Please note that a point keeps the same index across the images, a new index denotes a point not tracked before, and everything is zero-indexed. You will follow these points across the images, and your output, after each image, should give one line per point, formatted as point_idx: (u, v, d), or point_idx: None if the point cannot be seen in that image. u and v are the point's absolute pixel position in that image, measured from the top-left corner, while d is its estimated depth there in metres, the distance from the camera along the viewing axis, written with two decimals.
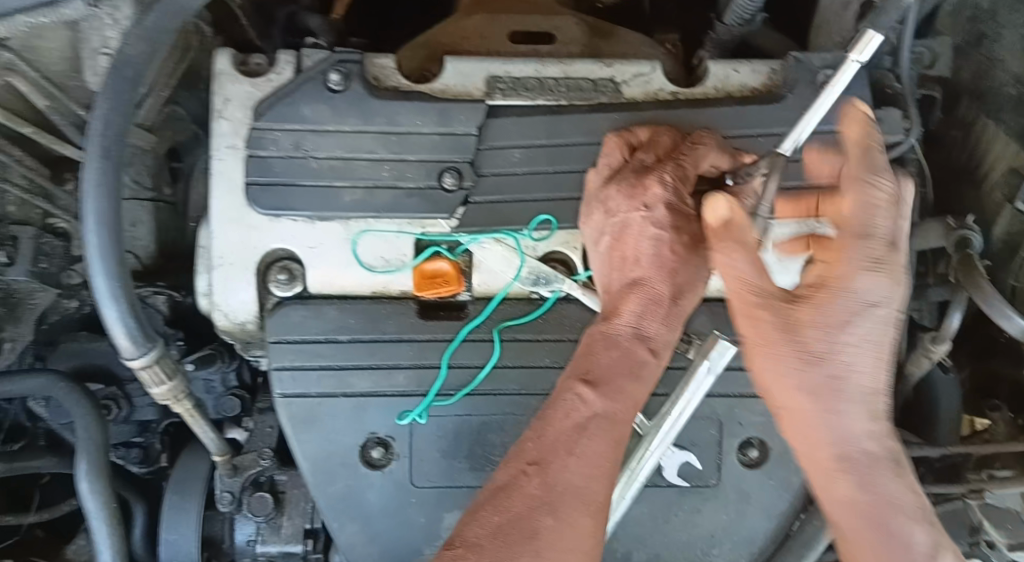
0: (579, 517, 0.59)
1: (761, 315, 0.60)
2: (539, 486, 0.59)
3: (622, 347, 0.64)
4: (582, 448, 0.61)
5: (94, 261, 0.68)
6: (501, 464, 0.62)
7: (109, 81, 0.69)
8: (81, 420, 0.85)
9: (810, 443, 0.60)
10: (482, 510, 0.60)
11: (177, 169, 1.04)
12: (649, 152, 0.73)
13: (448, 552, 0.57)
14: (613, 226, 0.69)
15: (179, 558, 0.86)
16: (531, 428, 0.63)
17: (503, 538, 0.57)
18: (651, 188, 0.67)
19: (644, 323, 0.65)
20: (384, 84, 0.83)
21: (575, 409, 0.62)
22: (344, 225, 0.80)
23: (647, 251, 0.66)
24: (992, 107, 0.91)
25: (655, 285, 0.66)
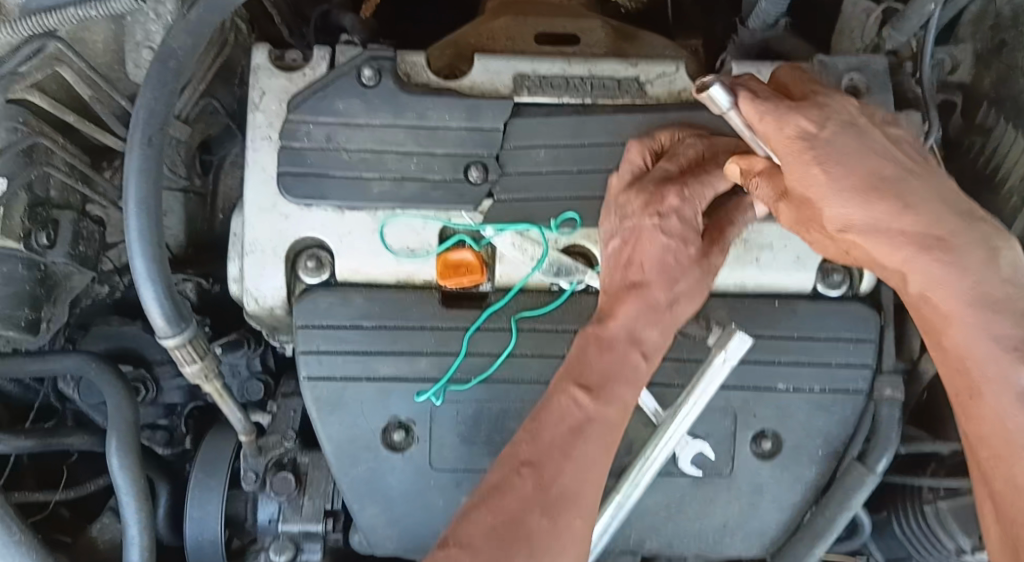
0: (571, 519, 0.59)
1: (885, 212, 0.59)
2: (534, 487, 0.59)
3: (615, 353, 0.66)
4: (580, 452, 0.62)
5: (133, 244, 0.71)
6: (495, 465, 0.62)
7: (154, 71, 0.72)
8: (112, 399, 0.88)
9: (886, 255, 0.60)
10: (476, 510, 0.59)
11: (209, 162, 1.07)
12: (672, 162, 0.74)
13: (443, 552, 0.57)
14: (625, 231, 0.71)
15: (205, 535, 0.89)
16: (525, 430, 0.63)
17: (498, 539, 0.57)
18: (668, 198, 0.69)
19: (640, 329, 0.67)
20: (414, 80, 0.86)
21: (569, 411, 0.63)
22: (372, 214, 0.83)
23: (651, 259, 0.68)
24: (1011, 113, 0.91)
25: (653, 293, 0.68)
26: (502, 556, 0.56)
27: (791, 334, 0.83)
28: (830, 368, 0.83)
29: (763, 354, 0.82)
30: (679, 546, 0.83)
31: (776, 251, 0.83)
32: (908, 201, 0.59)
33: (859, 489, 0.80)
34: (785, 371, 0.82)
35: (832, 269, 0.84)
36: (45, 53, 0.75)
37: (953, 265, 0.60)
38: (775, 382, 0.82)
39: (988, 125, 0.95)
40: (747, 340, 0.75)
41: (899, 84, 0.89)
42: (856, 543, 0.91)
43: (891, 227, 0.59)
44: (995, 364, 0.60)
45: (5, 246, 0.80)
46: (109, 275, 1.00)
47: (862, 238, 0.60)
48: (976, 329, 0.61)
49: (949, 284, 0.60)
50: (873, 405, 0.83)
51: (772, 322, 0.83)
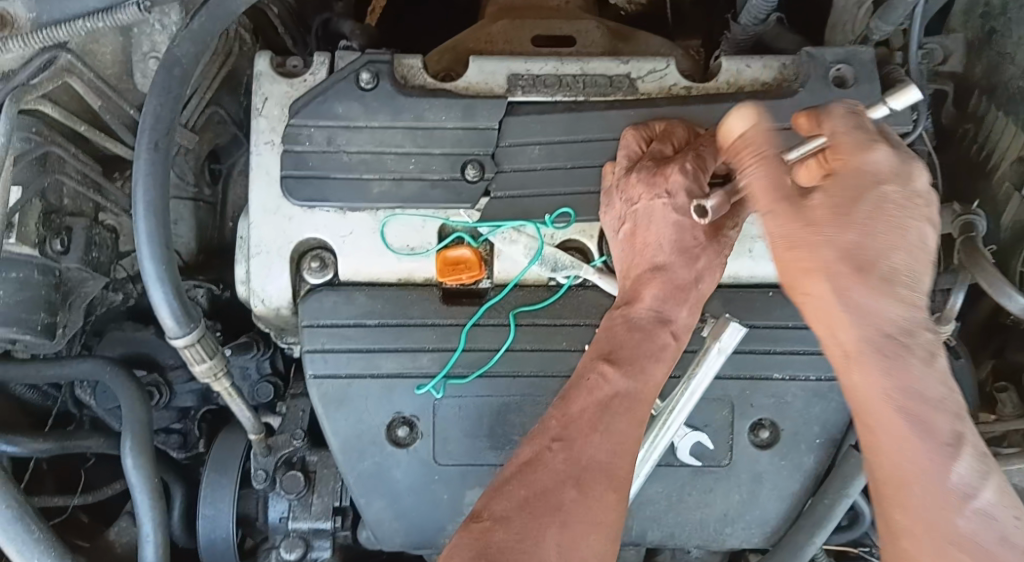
0: (604, 491, 0.60)
1: (816, 215, 0.55)
2: (565, 461, 0.60)
3: (643, 331, 0.68)
4: (607, 425, 0.63)
5: (142, 246, 0.73)
6: (525, 442, 0.63)
7: (159, 80, 0.75)
8: (126, 400, 0.90)
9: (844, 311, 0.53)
10: (509, 483, 0.60)
11: (217, 170, 1.10)
12: (667, 142, 0.75)
13: (475, 525, 0.57)
14: (634, 214, 0.72)
15: (217, 532, 0.91)
16: (554, 408, 0.65)
17: (531, 510, 0.57)
18: (672, 175, 0.70)
19: (666, 309, 0.69)
20: (411, 82, 0.88)
21: (598, 387, 0.64)
22: (373, 215, 0.85)
23: (669, 238, 0.70)
24: (1003, 100, 0.92)
25: (677, 271, 0.69)
26: (533, 527, 0.56)
27: (787, 323, 0.84)
28: (827, 356, 0.84)
29: (759, 344, 0.83)
30: (681, 536, 0.84)
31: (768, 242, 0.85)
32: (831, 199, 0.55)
33: (858, 475, 0.81)
34: (782, 359, 0.83)
35: None
36: (56, 64, 0.78)
37: (898, 311, 0.52)
38: (772, 371, 0.83)
39: (981, 113, 0.96)
40: (742, 330, 0.77)
41: (888, 75, 0.91)
42: (856, 532, 0.90)
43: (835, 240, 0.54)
44: (878, 393, 0.52)
45: (20, 251, 0.83)
46: (123, 282, 1.02)
47: (800, 248, 0.55)
48: (874, 370, 0.52)
49: (867, 322, 0.52)
50: None
51: (767, 312, 0.84)
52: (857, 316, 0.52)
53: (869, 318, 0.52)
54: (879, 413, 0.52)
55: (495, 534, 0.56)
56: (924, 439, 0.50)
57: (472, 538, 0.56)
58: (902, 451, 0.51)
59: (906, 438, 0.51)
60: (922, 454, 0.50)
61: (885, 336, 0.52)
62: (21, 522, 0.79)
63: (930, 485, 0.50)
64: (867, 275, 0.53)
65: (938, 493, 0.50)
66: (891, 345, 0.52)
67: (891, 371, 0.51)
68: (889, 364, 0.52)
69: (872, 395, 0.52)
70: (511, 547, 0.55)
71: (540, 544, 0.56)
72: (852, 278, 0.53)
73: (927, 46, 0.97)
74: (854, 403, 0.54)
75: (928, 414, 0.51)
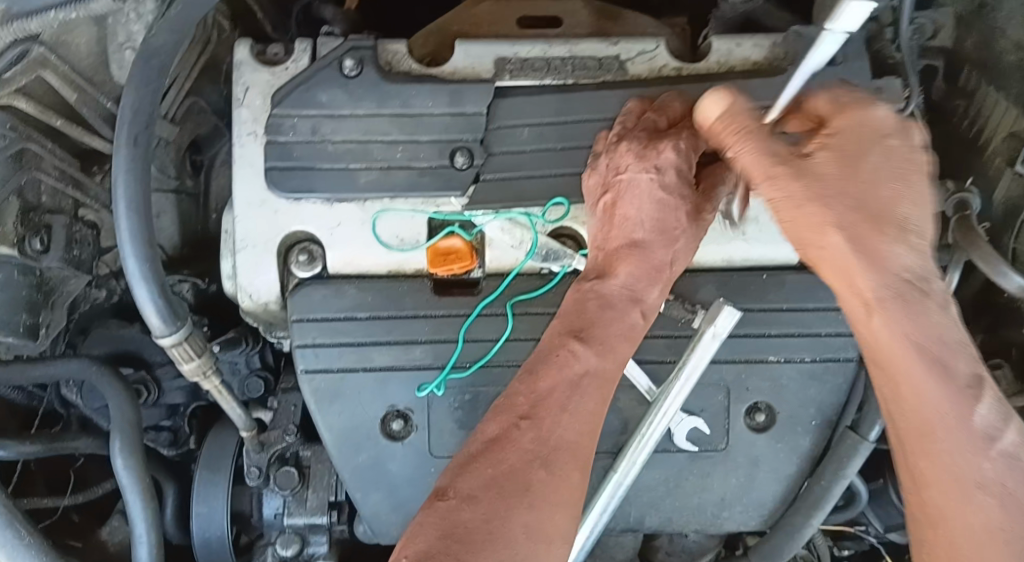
0: (570, 467, 0.60)
1: (808, 218, 0.57)
2: (533, 440, 0.59)
3: (615, 309, 0.67)
4: (576, 405, 0.62)
5: (126, 245, 0.72)
6: (491, 417, 0.62)
7: (135, 72, 0.73)
8: (114, 401, 0.89)
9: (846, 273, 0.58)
10: (475, 462, 0.59)
11: (198, 162, 1.07)
12: (662, 115, 0.74)
13: (440, 503, 0.58)
14: (618, 184, 0.70)
15: (212, 531, 0.90)
16: (520, 383, 0.63)
17: (497, 489, 0.57)
18: (664, 151, 0.69)
19: (639, 288, 0.68)
20: (396, 68, 0.86)
21: (568, 366, 0.63)
22: (362, 207, 0.83)
23: (652, 215, 0.68)
24: (994, 75, 0.91)
25: (654, 250, 0.68)
26: (502, 508, 0.56)
27: (782, 305, 0.83)
28: (822, 337, 0.83)
29: (755, 327, 0.83)
30: (679, 521, 0.84)
31: (763, 224, 0.84)
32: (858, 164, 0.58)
33: (852, 458, 0.81)
34: (778, 342, 0.83)
35: None
36: (28, 57, 0.75)
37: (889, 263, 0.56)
38: (769, 354, 0.83)
39: (972, 88, 0.95)
40: (737, 314, 0.76)
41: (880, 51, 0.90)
42: (854, 513, 0.90)
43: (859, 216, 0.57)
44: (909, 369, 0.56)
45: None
46: (106, 279, 1.00)
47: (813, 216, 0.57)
48: (897, 315, 0.56)
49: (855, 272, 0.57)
50: (867, 373, 0.83)
51: (762, 294, 0.83)
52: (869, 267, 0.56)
53: (884, 267, 0.56)
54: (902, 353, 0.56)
55: (463, 514, 0.56)
56: (951, 386, 0.56)
57: (439, 518, 0.56)
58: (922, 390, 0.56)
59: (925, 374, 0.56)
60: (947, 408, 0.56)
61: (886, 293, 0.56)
62: (11, 529, 0.77)
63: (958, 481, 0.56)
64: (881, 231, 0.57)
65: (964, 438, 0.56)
66: (903, 292, 0.56)
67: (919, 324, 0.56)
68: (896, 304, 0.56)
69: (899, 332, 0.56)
70: (478, 528, 0.55)
71: (508, 524, 0.56)
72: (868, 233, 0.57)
73: (918, 21, 0.96)
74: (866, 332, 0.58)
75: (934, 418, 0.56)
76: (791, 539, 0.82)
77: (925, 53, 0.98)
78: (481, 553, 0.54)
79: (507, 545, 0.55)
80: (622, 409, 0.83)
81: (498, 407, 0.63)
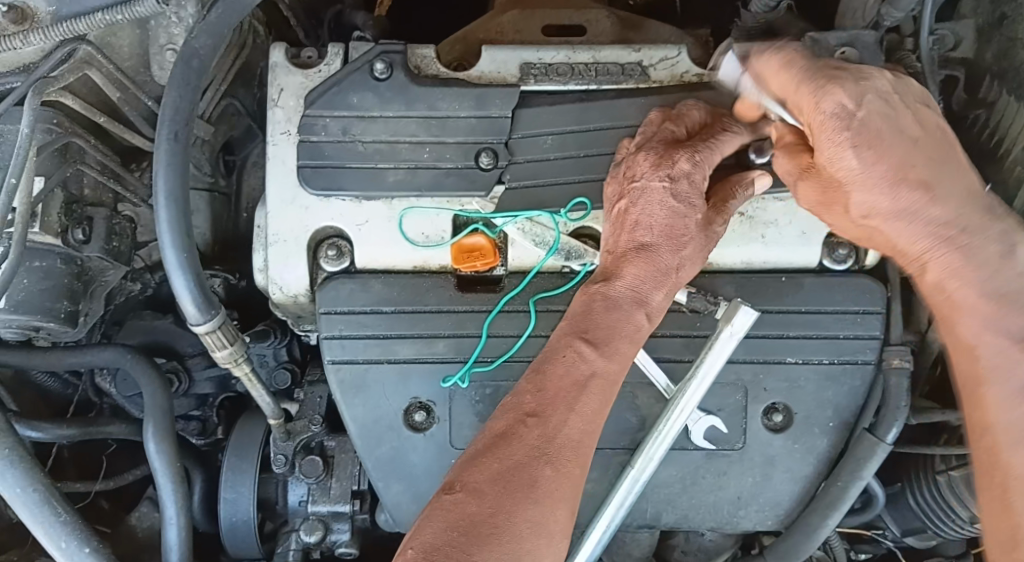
0: (572, 466, 0.62)
1: (872, 199, 0.66)
2: (539, 437, 0.62)
3: (621, 311, 0.69)
4: (581, 405, 0.64)
5: (164, 235, 0.75)
6: (499, 413, 0.65)
7: (177, 71, 0.76)
8: (148, 388, 0.92)
9: (898, 237, 0.68)
10: (483, 457, 0.62)
11: (232, 162, 1.11)
12: (678, 125, 0.77)
13: (449, 496, 0.60)
14: (632, 190, 0.73)
15: (239, 516, 0.93)
16: (529, 381, 0.66)
17: (504, 485, 0.60)
18: (678, 161, 0.71)
19: (645, 290, 0.70)
20: (425, 72, 0.89)
21: (574, 366, 0.65)
22: (389, 205, 0.86)
23: (661, 220, 0.71)
24: (1013, 85, 0.92)
25: (661, 254, 0.70)
26: (506, 501, 0.59)
27: (799, 309, 0.84)
28: (838, 340, 0.84)
29: (771, 329, 0.84)
30: (694, 518, 0.85)
31: (781, 228, 0.85)
32: (880, 139, 0.63)
33: (870, 459, 0.81)
34: (794, 344, 0.84)
35: (837, 244, 0.86)
36: (75, 56, 0.80)
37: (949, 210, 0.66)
38: (785, 355, 0.84)
39: (992, 98, 0.96)
40: (753, 314, 0.77)
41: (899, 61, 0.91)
42: (868, 516, 0.91)
43: (890, 180, 0.64)
44: (980, 309, 0.66)
45: (44, 241, 0.85)
46: (140, 272, 1.04)
47: (857, 195, 0.66)
48: (945, 259, 0.67)
49: (903, 226, 0.67)
50: (882, 376, 0.84)
51: (780, 297, 0.85)
52: (904, 223, 0.67)
53: (926, 214, 0.66)
54: (965, 305, 0.67)
55: (469, 507, 0.59)
56: (1003, 332, 0.65)
57: (448, 511, 0.59)
58: (980, 337, 0.66)
59: (982, 326, 0.66)
60: (1008, 345, 0.65)
61: (950, 229, 0.66)
62: (48, 506, 0.80)
63: (1005, 430, 0.63)
64: (919, 190, 0.65)
65: (1014, 388, 0.64)
66: (951, 242, 0.67)
67: (971, 259, 0.67)
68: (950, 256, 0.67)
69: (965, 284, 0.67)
70: (484, 521, 0.58)
71: (512, 519, 0.58)
72: (915, 198, 0.65)
73: (939, 32, 0.98)
74: (944, 299, 0.69)
75: (996, 370, 0.65)
76: (808, 540, 0.82)
77: (945, 63, 0.98)
78: (484, 546, 0.56)
79: (510, 538, 0.57)
80: (639, 406, 0.85)
81: (505, 405, 0.65)
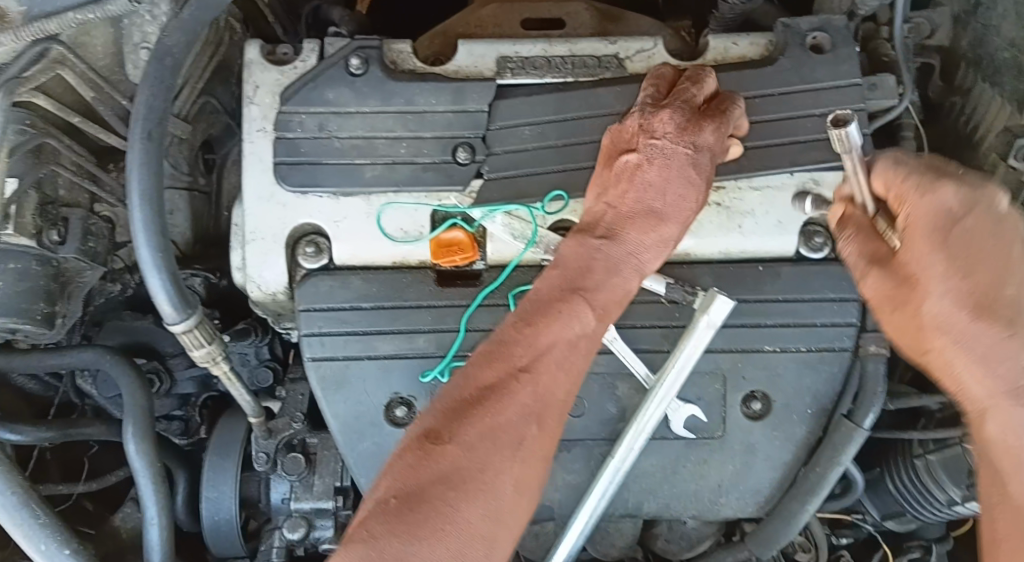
0: (552, 425, 0.63)
1: (928, 275, 0.60)
2: (530, 395, 0.62)
3: (619, 276, 0.69)
4: (569, 365, 0.65)
5: (139, 234, 0.74)
6: (485, 363, 0.63)
7: (150, 70, 0.76)
8: (127, 389, 0.92)
9: (939, 352, 0.62)
10: (471, 410, 0.61)
11: (211, 160, 1.11)
12: (698, 86, 0.74)
13: (437, 448, 0.59)
14: (651, 148, 0.71)
15: (221, 515, 0.93)
16: (519, 333, 0.64)
17: (493, 441, 0.59)
18: (705, 133, 0.72)
19: (648, 260, 0.70)
20: (401, 67, 0.89)
21: (570, 325, 0.64)
22: (367, 200, 0.86)
23: (676, 190, 0.71)
24: (987, 72, 0.93)
25: (669, 224, 0.71)
26: (495, 458, 0.59)
27: (776, 297, 0.85)
28: (816, 327, 0.85)
29: (749, 318, 0.85)
30: (676, 507, 0.86)
31: (758, 218, 0.86)
32: (946, 235, 0.59)
33: (849, 444, 0.81)
34: (771, 333, 0.85)
35: (814, 232, 0.86)
36: (47, 55, 0.80)
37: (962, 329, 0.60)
38: (763, 344, 0.85)
39: (968, 86, 0.97)
40: (729, 303, 0.78)
41: (875, 50, 0.95)
42: (848, 501, 0.91)
43: (955, 278, 0.59)
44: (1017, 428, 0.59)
45: (18, 243, 0.84)
46: (120, 273, 1.03)
47: (930, 294, 0.60)
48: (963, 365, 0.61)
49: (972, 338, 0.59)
50: (859, 363, 0.85)
51: (757, 286, 0.85)
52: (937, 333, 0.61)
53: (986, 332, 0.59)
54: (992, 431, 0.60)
55: (458, 461, 0.58)
56: None
57: (436, 462, 0.58)
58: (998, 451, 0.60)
59: None
60: None
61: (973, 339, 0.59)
62: (27, 508, 0.80)
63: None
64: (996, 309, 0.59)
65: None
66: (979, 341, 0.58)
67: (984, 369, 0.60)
68: (989, 337, 0.59)
69: (969, 385, 0.61)
70: (473, 477, 0.58)
71: (500, 474, 0.59)
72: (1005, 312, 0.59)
73: (915, 21, 0.99)
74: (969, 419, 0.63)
75: None
76: (789, 525, 0.83)
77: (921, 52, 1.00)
78: (473, 501, 0.57)
79: (497, 494, 0.58)
80: (619, 396, 0.86)
81: (488, 352, 0.64)
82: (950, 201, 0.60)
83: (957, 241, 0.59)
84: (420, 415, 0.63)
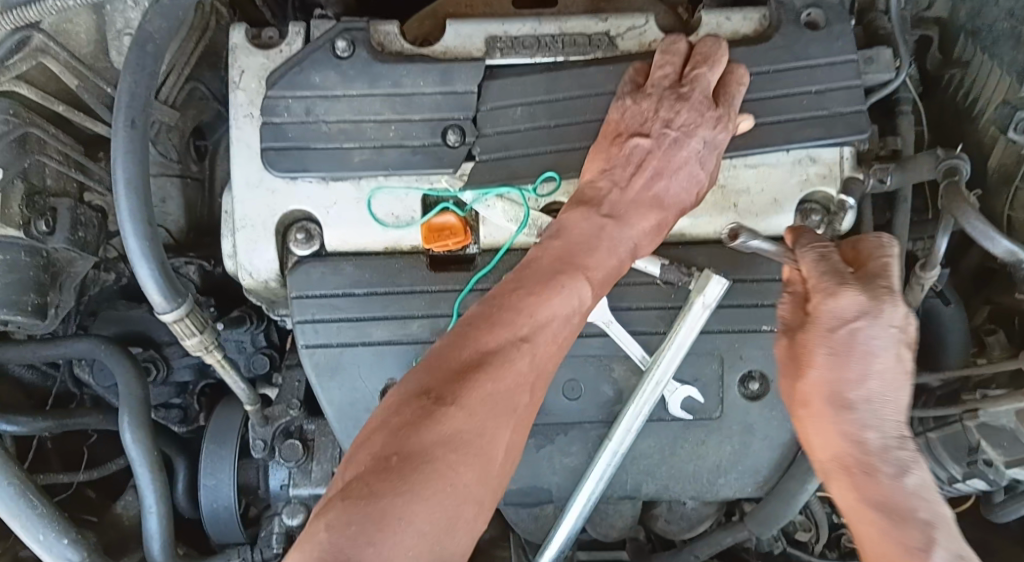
0: (540, 396, 0.61)
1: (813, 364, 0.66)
2: (529, 364, 0.59)
3: (618, 256, 0.67)
4: (564, 339, 0.63)
5: (126, 224, 0.74)
6: (488, 327, 0.59)
7: (132, 57, 0.75)
8: (122, 378, 0.91)
9: (812, 431, 0.67)
10: (474, 374, 0.56)
11: (202, 147, 1.10)
12: (714, 73, 0.74)
13: (439, 410, 0.54)
14: (665, 139, 0.73)
15: (220, 502, 0.93)
16: (523, 301, 0.60)
17: (492, 407, 0.56)
18: (718, 131, 0.74)
19: (648, 248, 0.72)
20: (388, 49, 0.88)
21: (572, 299, 0.62)
22: (357, 185, 0.85)
23: (682, 183, 0.73)
24: (987, 43, 0.91)
25: (670, 214, 0.72)
26: (493, 425, 0.56)
27: (772, 276, 0.84)
28: None
29: (745, 297, 0.84)
30: (674, 488, 0.86)
31: (753, 196, 0.85)
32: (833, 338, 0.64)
33: None
34: (767, 312, 0.84)
35: (811, 209, 0.85)
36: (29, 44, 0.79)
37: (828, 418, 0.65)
38: (761, 323, 0.84)
39: (967, 57, 0.95)
40: (724, 283, 0.77)
41: (871, 22, 0.93)
42: None
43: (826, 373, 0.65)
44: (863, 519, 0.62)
45: (6, 234, 0.83)
46: (114, 262, 1.03)
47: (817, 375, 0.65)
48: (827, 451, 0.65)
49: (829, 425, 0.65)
50: None
51: (753, 265, 0.84)
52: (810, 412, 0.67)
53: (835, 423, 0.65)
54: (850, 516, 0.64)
55: (459, 423, 0.54)
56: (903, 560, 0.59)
57: (436, 424, 0.53)
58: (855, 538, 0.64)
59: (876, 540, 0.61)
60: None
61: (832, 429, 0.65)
62: (24, 499, 0.80)
63: None
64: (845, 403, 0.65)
65: None
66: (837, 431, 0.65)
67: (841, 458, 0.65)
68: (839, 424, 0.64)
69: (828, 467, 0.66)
70: (474, 442, 0.54)
71: (496, 442, 0.56)
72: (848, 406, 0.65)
73: None
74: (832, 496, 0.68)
75: None
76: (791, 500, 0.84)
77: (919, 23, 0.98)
78: (471, 467, 0.53)
79: (492, 461, 0.55)
80: (616, 378, 0.85)
81: (489, 315, 0.60)
82: (852, 313, 0.64)
83: (838, 343, 0.64)
84: (410, 372, 0.58)
